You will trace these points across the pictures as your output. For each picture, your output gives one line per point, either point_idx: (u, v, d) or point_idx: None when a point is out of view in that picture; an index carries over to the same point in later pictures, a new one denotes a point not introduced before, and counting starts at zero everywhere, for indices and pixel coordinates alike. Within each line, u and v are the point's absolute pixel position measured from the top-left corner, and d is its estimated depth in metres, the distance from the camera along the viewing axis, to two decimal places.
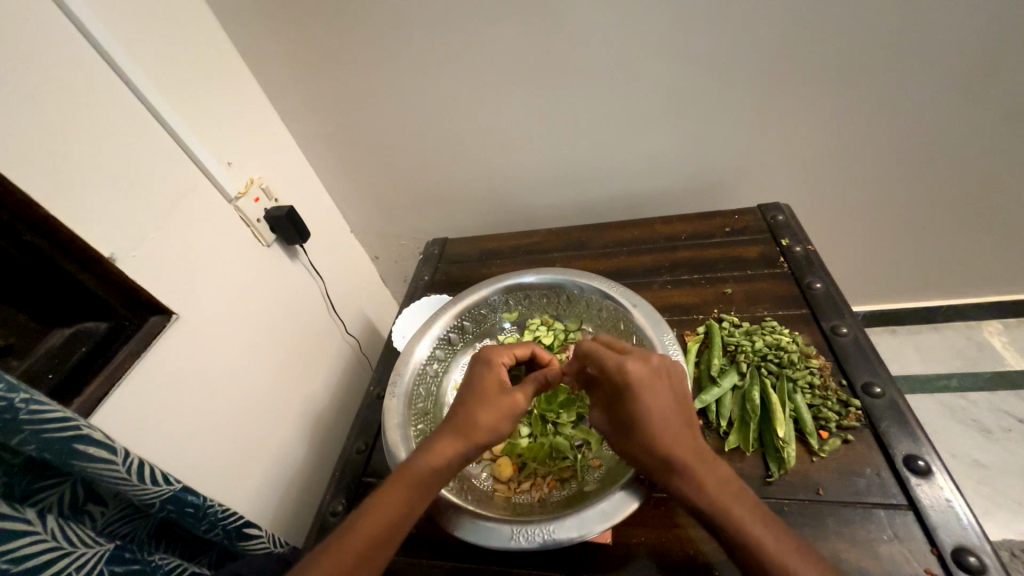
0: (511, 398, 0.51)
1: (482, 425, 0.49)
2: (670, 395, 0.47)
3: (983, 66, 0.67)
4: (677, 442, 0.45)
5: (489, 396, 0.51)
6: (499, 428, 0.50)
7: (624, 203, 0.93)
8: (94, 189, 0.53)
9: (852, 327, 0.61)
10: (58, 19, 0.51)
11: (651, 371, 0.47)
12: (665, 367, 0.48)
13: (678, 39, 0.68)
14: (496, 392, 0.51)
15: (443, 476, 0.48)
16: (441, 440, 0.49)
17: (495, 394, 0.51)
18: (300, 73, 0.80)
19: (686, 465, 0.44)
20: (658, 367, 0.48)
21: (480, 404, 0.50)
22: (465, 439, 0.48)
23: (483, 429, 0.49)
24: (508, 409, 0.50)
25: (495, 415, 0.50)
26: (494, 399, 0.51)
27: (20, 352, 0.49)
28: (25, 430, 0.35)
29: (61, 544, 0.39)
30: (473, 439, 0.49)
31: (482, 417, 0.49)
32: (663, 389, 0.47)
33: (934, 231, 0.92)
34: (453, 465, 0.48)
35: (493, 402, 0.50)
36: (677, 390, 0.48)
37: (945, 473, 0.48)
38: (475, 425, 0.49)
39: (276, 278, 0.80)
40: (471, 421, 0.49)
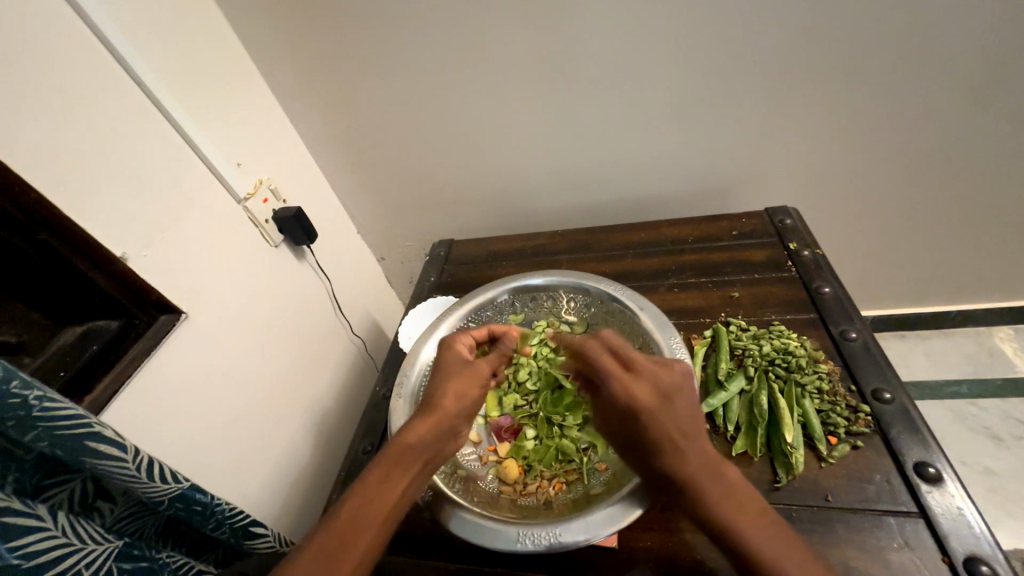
0: (473, 368, 0.54)
1: (451, 395, 0.51)
2: (681, 419, 0.44)
3: (995, 69, 0.67)
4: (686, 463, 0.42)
5: (451, 369, 0.54)
6: (467, 395, 0.52)
7: (631, 206, 0.92)
8: (106, 190, 0.53)
9: (861, 332, 0.61)
10: (73, 22, 0.52)
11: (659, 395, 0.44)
12: (674, 390, 0.45)
13: (687, 42, 0.68)
14: (458, 366, 0.54)
15: (427, 453, 0.48)
16: (420, 420, 0.49)
17: (456, 367, 0.54)
18: (310, 76, 0.81)
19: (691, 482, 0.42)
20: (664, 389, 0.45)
21: (446, 378, 0.53)
22: (442, 412, 0.50)
23: (454, 398, 0.51)
24: (471, 373, 0.53)
25: (462, 383, 0.52)
26: (459, 372, 0.53)
27: (32, 350, 0.50)
28: (38, 427, 0.35)
29: (70, 540, 0.39)
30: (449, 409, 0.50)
31: (453, 390, 0.51)
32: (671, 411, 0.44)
33: (944, 236, 0.92)
34: (435, 441, 0.49)
35: (456, 373, 0.53)
36: (689, 415, 0.44)
37: (956, 481, 0.48)
38: (446, 396, 0.51)
39: (284, 278, 0.80)
40: (443, 394, 0.51)
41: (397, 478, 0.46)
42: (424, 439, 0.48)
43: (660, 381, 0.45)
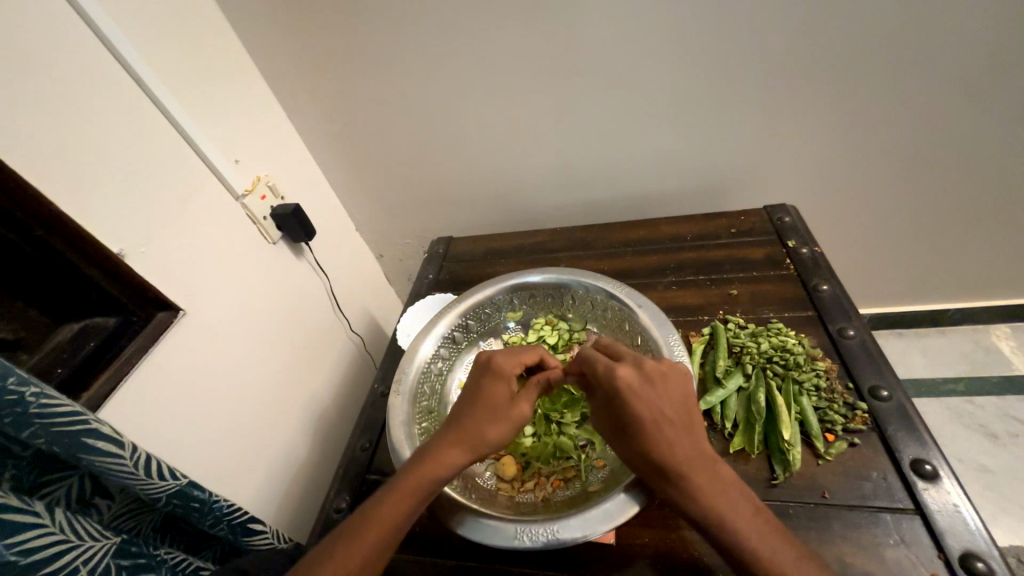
0: (518, 409, 0.50)
1: (486, 439, 0.49)
2: (667, 398, 0.46)
3: (995, 67, 0.66)
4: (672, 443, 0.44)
5: (495, 408, 0.50)
6: (503, 437, 0.49)
7: (629, 203, 0.92)
8: (102, 186, 0.53)
9: (859, 329, 0.61)
10: (69, 18, 0.51)
11: (640, 377, 0.47)
12: (663, 374, 0.47)
13: (686, 39, 0.68)
14: (503, 403, 0.50)
15: (450, 481, 0.48)
16: (447, 453, 0.48)
17: (502, 404, 0.50)
18: (308, 71, 0.81)
19: (679, 471, 0.43)
20: (648, 372, 0.47)
21: (490, 416, 0.49)
22: (472, 449, 0.48)
23: (487, 441, 0.49)
24: (515, 420, 0.49)
25: (501, 428, 0.49)
26: (502, 417, 0.50)
27: (30, 347, 0.49)
28: (35, 424, 0.35)
29: (68, 536, 0.39)
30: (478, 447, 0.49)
31: (491, 433, 0.49)
32: (655, 390, 0.46)
33: (942, 234, 0.92)
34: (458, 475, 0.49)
35: (501, 415, 0.50)
36: (681, 399, 0.46)
37: (952, 478, 0.48)
38: (481, 437, 0.49)
39: (282, 275, 0.80)
40: (482, 437, 0.49)
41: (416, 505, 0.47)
42: (449, 475, 0.48)
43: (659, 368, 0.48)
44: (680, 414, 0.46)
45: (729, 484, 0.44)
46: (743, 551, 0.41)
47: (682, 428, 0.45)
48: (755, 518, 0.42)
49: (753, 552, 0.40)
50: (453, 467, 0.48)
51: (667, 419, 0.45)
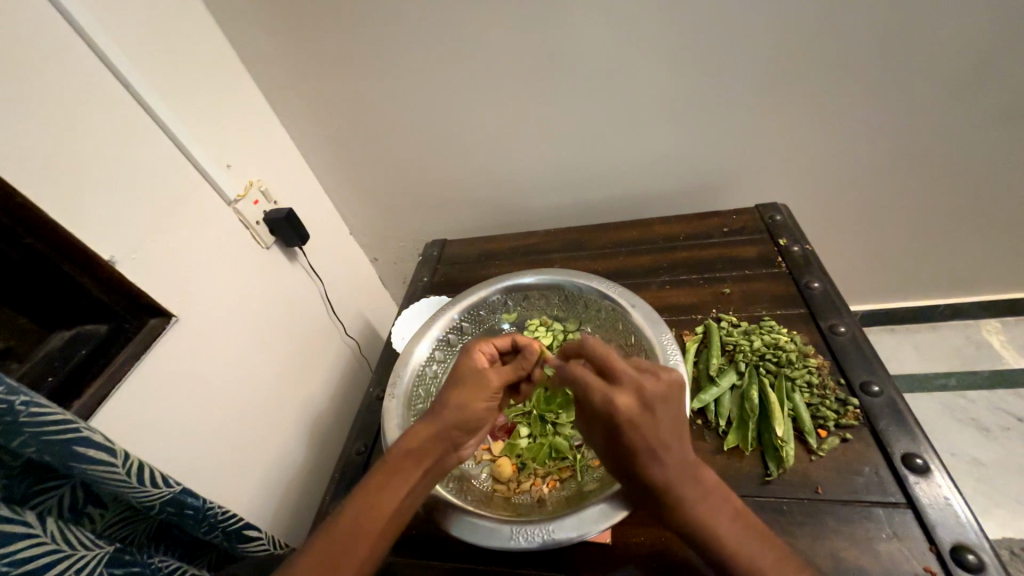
0: (486, 379, 0.52)
1: (454, 404, 0.50)
2: (667, 425, 0.42)
3: (979, 65, 0.67)
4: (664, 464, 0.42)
5: (462, 378, 0.52)
6: (468, 404, 0.50)
7: (622, 204, 0.93)
8: (91, 194, 0.53)
9: (850, 325, 0.62)
10: (58, 25, 0.51)
11: (638, 405, 0.43)
12: (663, 398, 0.43)
13: (675, 40, 0.69)
14: (470, 373, 0.52)
15: (423, 466, 0.47)
16: (419, 424, 0.49)
17: (469, 376, 0.52)
18: (299, 76, 0.81)
19: (672, 490, 0.42)
20: (648, 399, 0.43)
21: (456, 385, 0.51)
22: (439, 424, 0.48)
23: (457, 407, 0.49)
24: (482, 386, 0.52)
25: (469, 393, 0.50)
26: (469, 385, 0.51)
27: (21, 355, 0.49)
28: (25, 433, 0.35)
29: (61, 546, 0.39)
30: (442, 420, 0.48)
31: (461, 399, 0.50)
32: (659, 408, 0.43)
33: (931, 230, 0.93)
34: (436, 446, 0.48)
35: (466, 383, 0.51)
36: (675, 416, 0.43)
37: (943, 471, 0.49)
38: (449, 403, 0.49)
39: (276, 280, 0.80)
40: (451, 404, 0.49)
41: (395, 480, 0.46)
42: (424, 445, 0.47)
43: (652, 386, 0.44)
44: (675, 434, 0.43)
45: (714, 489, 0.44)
46: (726, 556, 0.41)
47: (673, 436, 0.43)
48: (737, 523, 0.42)
49: (733, 557, 0.41)
50: (425, 434, 0.48)
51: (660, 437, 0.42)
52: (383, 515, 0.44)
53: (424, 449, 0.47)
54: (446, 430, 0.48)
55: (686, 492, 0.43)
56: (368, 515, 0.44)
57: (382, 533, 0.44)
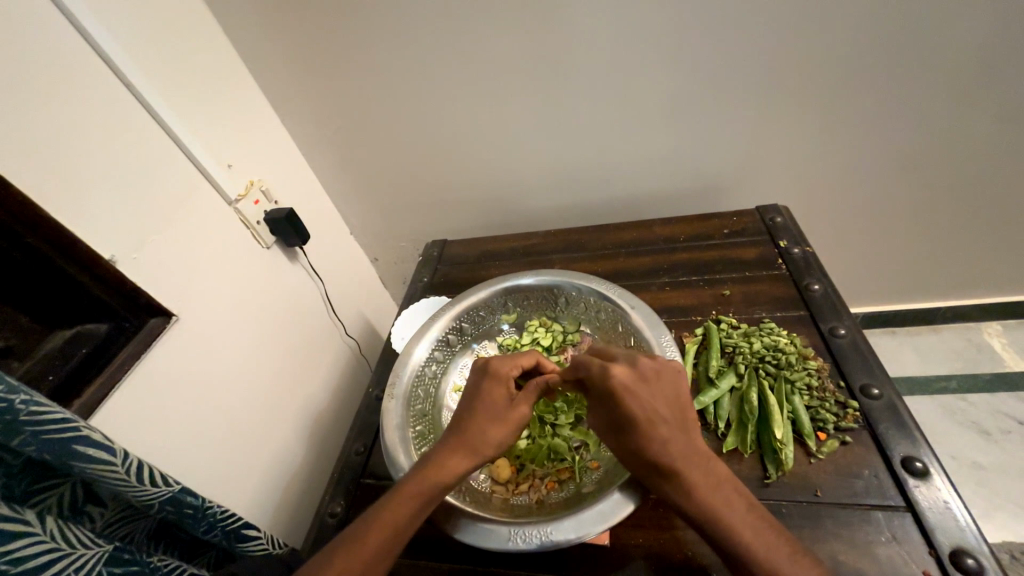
0: (519, 411, 0.51)
1: (488, 438, 0.50)
2: (661, 398, 0.47)
3: (981, 66, 0.67)
4: (665, 443, 0.44)
5: (496, 410, 0.51)
6: (503, 436, 0.50)
7: (622, 205, 0.93)
8: (92, 193, 0.53)
9: (850, 329, 0.62)
10: (61, 25, 0.51)
11: (635, 375, 0.47)
12: (659, 376, 0.48)
13: (677, 40, 0.69)
14: (501, 404, 0.51)
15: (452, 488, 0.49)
16: (448, 453, 0.49)
17: (501, 407, 0.51)
18: (300, 75, 0.81)
19: (676, 469, 0.44)
20: (643, 371, 0.48)
21: (489, 418, 0.50)
22: (472, 452, 0.49)
23: (491, 442, 0.50)
24: (516, 420, 0.51)
25: (503, 428, 0.50)
26: (503, 419, 0.51)
27: (20, 354, 0.48)
28: (25, 432, 0.35)
29: (60, 544, 0.39)
30: (475, 450, 0.49)
31: (494, 433, 0.50)
32: (650, 391, 0.47)
33: (932, 233, 0.93)
34: (464, 478, 0.49)
35: (503, 416, 0.51)
36: (673, 395, 0.47)
37: (942, 475, 0.48)
38: (483, 440, 0.50)
39: (276, 279, 0.80)
40: (487, 440, 0.50)
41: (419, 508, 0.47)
42: (454, 477, 0.48)
43: (649, 364, 0.49)
44: (675, 415, 0.46)
45: (722, 483, 0.44)
46: (737, 546, 0.41)
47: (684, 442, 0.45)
48: (749, 514, 0.42)
49: (748, 547, 0.41)
50: (455, 465, 0.49)
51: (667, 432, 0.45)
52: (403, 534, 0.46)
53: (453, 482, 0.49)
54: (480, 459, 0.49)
55: (691, 476, 0.44)
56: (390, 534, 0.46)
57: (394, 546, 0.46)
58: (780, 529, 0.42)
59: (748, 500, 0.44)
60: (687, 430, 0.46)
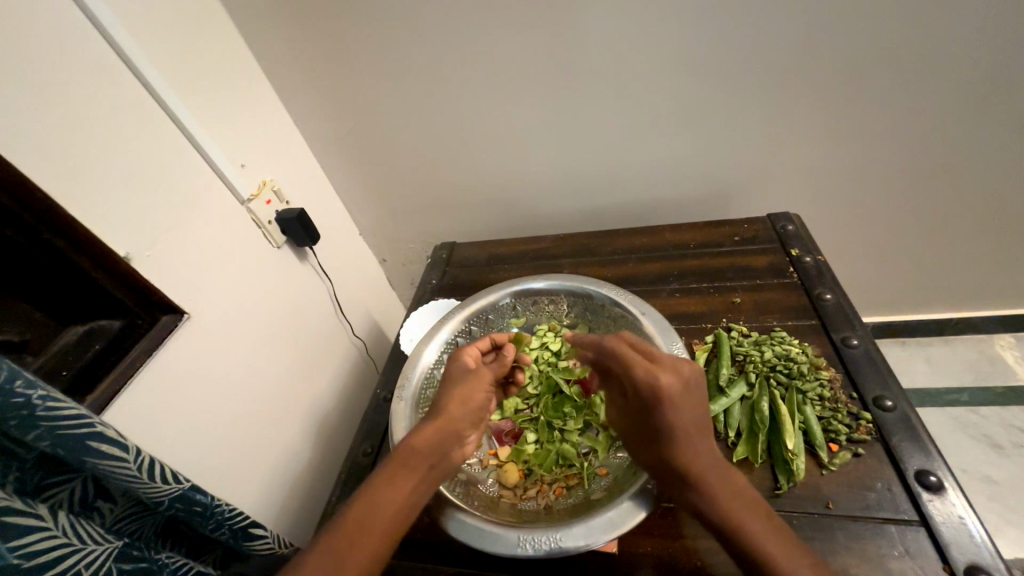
0: (481, 380, 0.55)
1: (455, 401, 0.52)
2: (697, 410, 0.45)
3: (999, 76, 0.67)
4: (692, 452, 0.43)
5: (459, 378, 0.55)
6: (470, 402, 0.53)
7: (632, 210, 0.92)
8: (108, 190, 0.53)
9: (863, 339, 0.61)
10: (82, 25, 0.52)
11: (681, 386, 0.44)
12: (693, 380, 0.45)
13: (690, 46, 0.68)
14: (465, 374, 0.55)
15: (433, 457, 0.48)
16: (424, 424, 0.50)
17: (463, 375, 0.55)
18: (313, 77, 0.81)
19: (698, 477, 0.43)
20: (687, 379, 0.45)
21: (453, 385, 0.54)
22: (445, 418, 0.50)
23: (458, 403, 0.52)
24: (478, 384, 0.54)
25: (467, 391, 0.53)
26: (467, 383, 0.54)
27: (35, 349, 0.50)
28: (40, 426, 0.35)
29: (70, 539, 0.39)
30: (446, 414, 0.51)
31: (461, 395, 0.53)
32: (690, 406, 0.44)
33: (946, 243, 0.92)
34: (442, 443, 0.49)
35: (464, 381, 0.55)
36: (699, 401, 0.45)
37: (957, 489, 0.48)
38: (450, 401, 0.52)
39: (285, 279, 0.80)
40: (456, 400, 0.52)
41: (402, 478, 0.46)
42: (431, 442, 0.49)
43: (682, 371, 0.45)
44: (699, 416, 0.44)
45: (740, 493, 0.43)
46: (758, 560, 0.40)
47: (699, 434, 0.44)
48: (768, 524, 0.42)
49: (768, 561, 0.40)
50: (432, 433, 0.49)
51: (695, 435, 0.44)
52: (392, 514, 0.44)
53: (432, 446, 0.48)
54: (452, 423, 0.51)
55: (711, 484, 0.43)
56: (378, 513, 0.44)
57: (386, 531, 0.43)
58: (793, 539, 0.42)
59: (764, 508, 0.43)
60: (709, 438, 0.45)
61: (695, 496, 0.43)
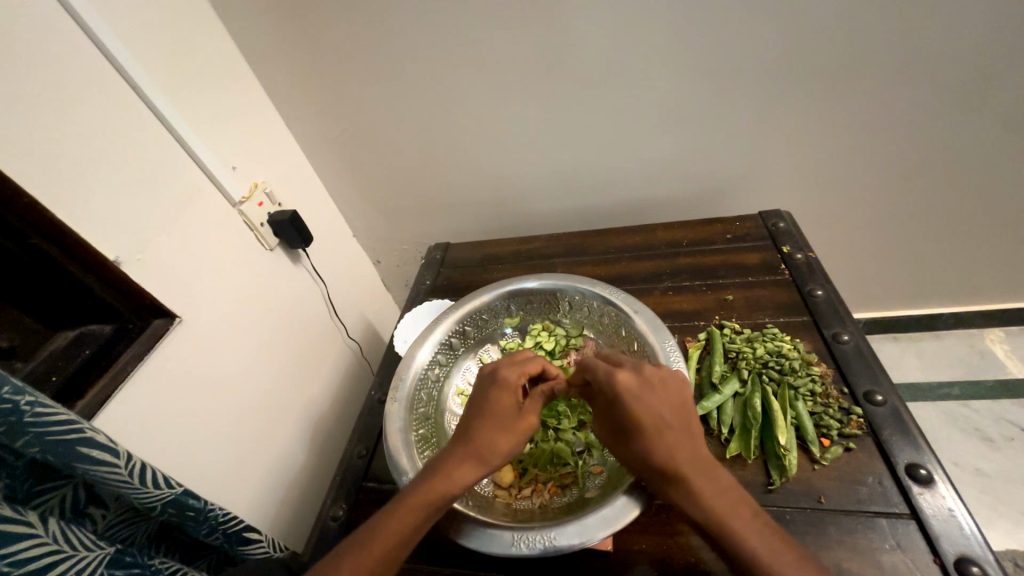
0: (525, 420, 0.50)
1: (498, 448, 0.48)
2: (665, 402, 0.46)
3: (985, 73, 0.67)
4: (671, 449, 0.44)
5: (506, 420, 0.50)
6: (512, 448, 0.49)
7: (625, 209, 0.93)
8: (94, 192, 0.53)
9: (854, 334, 0.61)
10: (67, 26, 0.52)
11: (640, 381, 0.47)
12: (661, 378, 0.47)
13: (680, 43, 0.69)
14: (512, 415, 0.50)
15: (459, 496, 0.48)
16: (456, 462, 0.48)
17: (510, 415, 0.50)
18: (304, 77, 0.81)
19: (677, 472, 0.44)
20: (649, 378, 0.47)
21: (497, 427, 0.49)
22: (484, 466, 0.48)
23: (499, 452, 0.49)
24: (523, 432, 0.50)
25: (511, 437, 0.49)
26: (513, 429, 0.50)
27: (25, 355, 0.50)
28: (29, 433, 0.35)
29: (61, 546, 0.39)
30: (485, 464, 0.48)
31: (504, 443, 0.49)
32: (656, 395, 0.46)
33: (936, 239, 0.92)
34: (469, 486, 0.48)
35: (510, 423, 0.50)
36: (678, 401, 0.47)
37: (947, 482, 0.48)
38: (491, 448, 0.48)
39: (278, 282, 0.80)
40: (496, 449, 0.48)
41: (423, 518, 0.46)
42: (459, 487, 0.47)
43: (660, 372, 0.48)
44: (677, 416, 0.46)
45: (727, 490, 0.44)
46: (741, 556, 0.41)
47: (674, 430, 0.45)
48: (754, 523, 0.42)
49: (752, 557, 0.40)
50: (463, 479, 0.48)
51: (667, 426, 0.45)
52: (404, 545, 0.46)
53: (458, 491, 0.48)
54: (488, 469, 0.48)
55: (695, 480, 0.43)
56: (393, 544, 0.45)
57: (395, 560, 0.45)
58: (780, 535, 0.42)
59: (751, 507, 0.43)
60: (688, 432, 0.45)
61: (680, 494, 0.44)
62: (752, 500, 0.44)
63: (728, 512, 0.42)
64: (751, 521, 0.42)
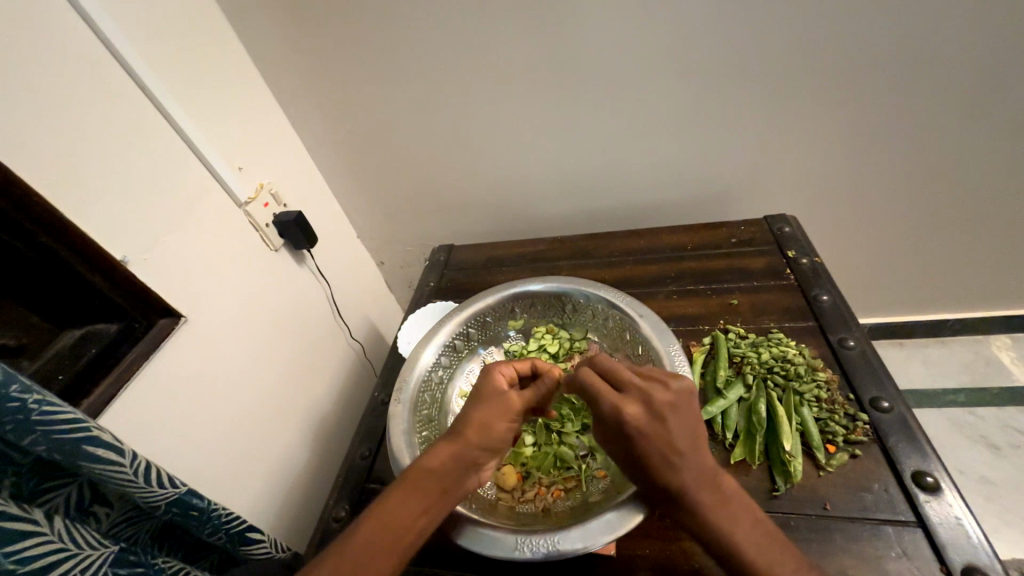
0: (509, 403, 0.51)
1: (477, 425, 0.49)
2: (682, 429, 0.44)
3: (992, 79, 0.67)
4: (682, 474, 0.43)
5: (487, 398, 0.51)
6: (495, 427, 0.50)
7: (630, 212, 0.93)
8: (102, 191, 0.53)
9: (859, 340, 0.61)
10: (77, 28, 0.52)
11: (649, 414, 0.44)
12: (676, 404, 0.45)
13: (686, 47, 0.69)
14: (494, 395, 0.51)
15: (448, 481, 0.47)
16: (440, 443, 0.48)
17: (492, 395, 0.51)
18: (310, 79, 0.81)
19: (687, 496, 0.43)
20: (658, 406, 0.44)
21: (478, 405, 0.50)
22: (465, 442, 0.48)
23: (479, 429, 0.49)
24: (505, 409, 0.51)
25: (492, 415, 0.50)
26: (495, 407, 0.50)
27: (31, 353, 0.49)
28: (36, 431, 0.35)
29: (66, 544, 0.39)
30: (466, 440, 0.48)
31: (485, 421, 0.49)
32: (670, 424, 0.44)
33: (941, 245, 0.92)
34: (456, 469, 0.47)
35: (492, 401, 0.51)
36: (689, 424, 0.45)
37: (953, 490, 0.48)
38: (471, 425, 0.49)
39: (283, 282, 0.80)
40: (477, 425, 0.49)
41: (412, 501, 0.45)
42: (444, 467, 0.47)
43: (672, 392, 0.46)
44: (691, 442, 0.44)
45: (733, 505, 0.43)
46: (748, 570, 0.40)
47: (688, 453, 0.43)
48: (756, 536, 0.42)
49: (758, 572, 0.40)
50: (445, 456, 0.47)
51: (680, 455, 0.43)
52: (396, 534, 0.43)
53: (443, 471, 0.47)
54: (471, 448, 0.48)
55: (702, 497, 0.42)
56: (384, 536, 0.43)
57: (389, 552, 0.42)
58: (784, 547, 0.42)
59: (754, 515, 0.43)
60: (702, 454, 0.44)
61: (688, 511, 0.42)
62: (760, 513, 0.44)
63: (735, 528, 0.42)
64: (758, 537, 0.42)
